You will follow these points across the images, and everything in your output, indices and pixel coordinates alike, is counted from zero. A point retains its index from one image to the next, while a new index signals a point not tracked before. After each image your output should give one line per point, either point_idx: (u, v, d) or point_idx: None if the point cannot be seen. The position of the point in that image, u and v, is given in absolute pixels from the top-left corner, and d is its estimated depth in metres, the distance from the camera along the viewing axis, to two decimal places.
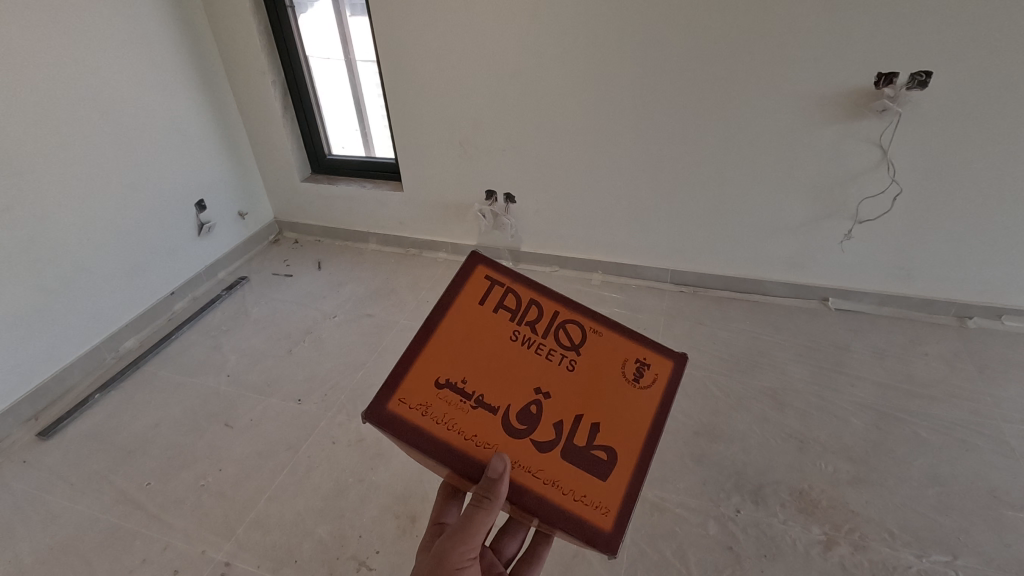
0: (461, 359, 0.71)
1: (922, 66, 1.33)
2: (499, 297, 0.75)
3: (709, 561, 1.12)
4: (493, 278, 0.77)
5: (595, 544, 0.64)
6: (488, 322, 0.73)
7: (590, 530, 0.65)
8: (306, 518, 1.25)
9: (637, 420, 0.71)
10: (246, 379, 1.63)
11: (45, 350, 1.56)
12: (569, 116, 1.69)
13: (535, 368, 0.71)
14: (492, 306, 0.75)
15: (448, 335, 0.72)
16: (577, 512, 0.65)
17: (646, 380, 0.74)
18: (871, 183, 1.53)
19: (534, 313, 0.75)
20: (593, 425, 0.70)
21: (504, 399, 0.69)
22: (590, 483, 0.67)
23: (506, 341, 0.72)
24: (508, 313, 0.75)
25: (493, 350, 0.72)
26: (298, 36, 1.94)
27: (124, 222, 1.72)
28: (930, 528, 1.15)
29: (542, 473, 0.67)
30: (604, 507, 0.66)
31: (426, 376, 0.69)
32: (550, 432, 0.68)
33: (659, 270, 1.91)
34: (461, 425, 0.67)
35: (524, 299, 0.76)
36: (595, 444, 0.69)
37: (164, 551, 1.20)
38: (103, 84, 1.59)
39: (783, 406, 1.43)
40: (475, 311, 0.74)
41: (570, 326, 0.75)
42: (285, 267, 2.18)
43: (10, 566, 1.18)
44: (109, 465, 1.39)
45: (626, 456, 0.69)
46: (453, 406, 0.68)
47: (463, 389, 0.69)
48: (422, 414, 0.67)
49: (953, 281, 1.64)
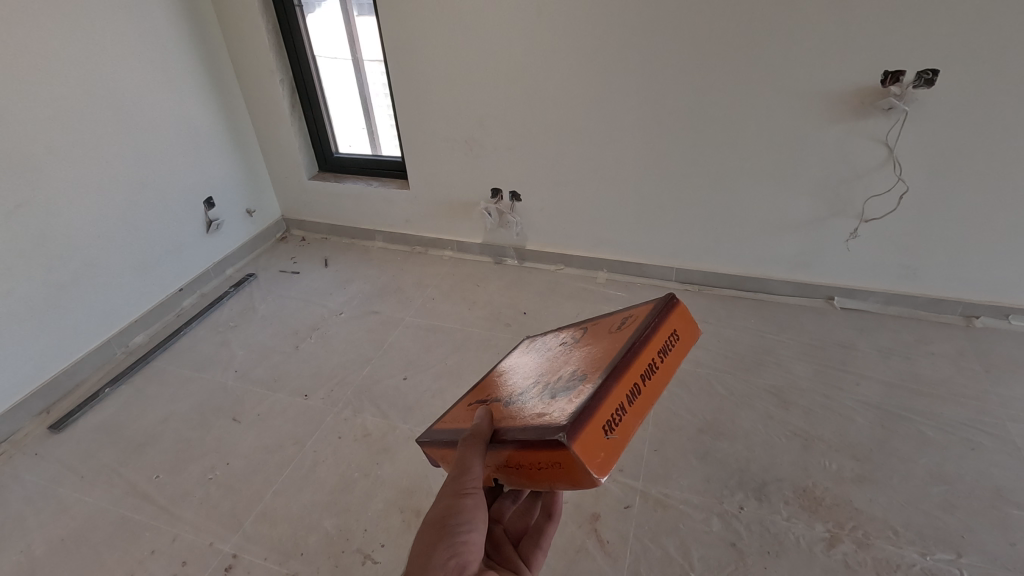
0: (491, 382, 0.78)
1: (930, 64, 1.33)
2: (533, 344, 0.85)
3: (712, 557, 1.13)
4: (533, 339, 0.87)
5: (544, 437, 0.52)
6: (516, 356, 0.81)
7: (541, 428, 0.53)
8: (313, 512, 1.26)
9: (613, 346, 0.62)
10: (254, 374, 1.65)
11: (57, 345, 1.58)
12: (575, 114, 1.69)
13: (537, 363, 0.73)
14: (522, 348, 0.84)
15: (487, 376, 0.81)
16: (534, 422, 0.56)
17: (627, 321, 0.67)
18: (877, 182, 1.53)
19: (552, 335, 0.81)
20: (572, 368, 0.64)
21: (507, 387, 0.71)
22: (555, 401, 0.58)
23: (522, 359, 0.78)
24: (534, 346, 0.81)
25: (512, 367, 0.77)
26: (306, 34, 1.96)
27: (135, 218, 1.74)
28: (935, 527, 1.15)
29: (518, 414, 0.61)
30: (560, 408, 0.55)
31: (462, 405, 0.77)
32: (535, 388, 0.65)
33: (664, 268, 1.91)
34: (467, 415, 0.71)
35: (549, 334, 0.83)
36: (569, 377, 0.62)
37: (172, 543, 1.21)
38: (114, 82, 1.61)
39: (787, 404, 1.43)
40: (510, 355, 0.83)
41: (577, 328, 0.78)
42: (292, 264, 2.19)
43: (22, 557, 1.20)
44: (118, 458, 1.41)
45: (596, 369, 0.59)
46: (471, 409, 0.72)
47: (484, 397, 0.74)
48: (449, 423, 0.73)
49: (960, 281, 1.63)
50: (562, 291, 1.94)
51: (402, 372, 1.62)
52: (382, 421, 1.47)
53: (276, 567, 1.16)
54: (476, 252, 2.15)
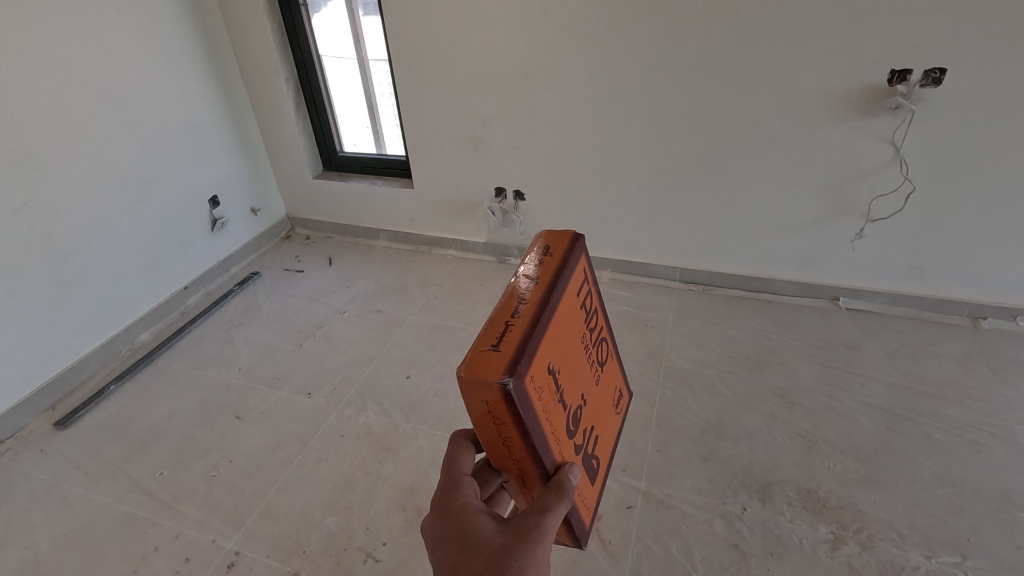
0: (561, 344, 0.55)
1: (937, 63, 1.31)
2: (584, 290, 0.62)
3: (715, 558, 1.12)
4: (585, 273, 0.63)
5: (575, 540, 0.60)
6: (576, 318, 0.60)
7: (580, 529, 0.59)
8: (315, 510, 1.26)
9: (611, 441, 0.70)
10: (257, 372, 1.65)
11: (63, 342, 1.59)
12: (579, 112, 1.69)
13: (585, 374, 0.61)
14: (579, 300, 0.61)
15: (560, 316, 0.55)
16: (580, 510, 0.59)
17: (621, 405, 0.74)
18: (883, 182, 1.52)
19: (594, 320, 0.65)
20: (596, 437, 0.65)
21: (571, 398, 0.57)
22: (588, 488, 0.61)
23: (580, 340, 0.60)
24: (585, 314, 0.62)
25: (576, 349, 0.59)
26: (311, 33, 1.96)
27: (141, 217, 1.75)
28: (941, 529, 1.14)
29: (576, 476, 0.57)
30: (589, 508, 0.62)
31: (544, 352, 0.50)
32: (583, 437, 0.60)
33: (668, 267, 1.90)
34: (554, 418, 0.52)
35: (591, 300, 0.65)
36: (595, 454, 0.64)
37: (176, 540, 1.22)
38: (121, 82, 1.62)
39: (791, 405, 1.42)
40: (573, 299, 0.59)
41: (603, 343, 0.69)
42: (296, 263, 2.20)
43: (27, 553, 1.20)
44: (123, 454, 1.42)
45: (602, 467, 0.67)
46: (554, 396, 0.52)
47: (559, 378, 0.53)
48: (539, 400, 0.49)
49: (967, 281, 1.61)
50: None
51: (405, 370, 1.63)
52: (384, 419, 1.47)
53: (278, 564, 1.16)
54: (480, 251, 2.15)
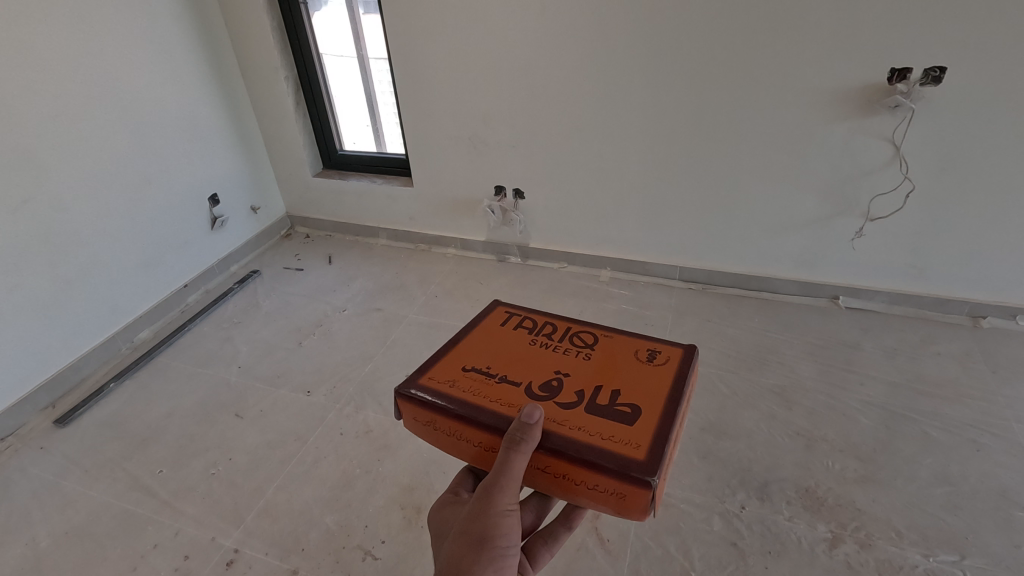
0: (484, 355, 0.77)
1: (937, 61, 1.31)
2: (518, 321, 0.83)
3: (713, 557, 1.12)
4: (512, 312, 0.86)
5: (631, 471, 0.59)
6: (509, 335, 0.81)
7: (622, 460, 0.60)
8: (314, 507, 1.26)
9: (657, 387, 0.70)
10: (256, 371, 1.65)
11: (63, 340, 1.60)
12: (580, 110, 1.68)
13: (552, 359, 0.75)
14: (510, 326, 0.83)
15: (475, 341, 0.80)
16: (606, 445, 0.62)
17: (660, 358, 0.75)
18: (883, 181, 1.52)
19: (548, 327, 0.82)
20: (612, 392, 0.69)
21: (525, 376, 0.72)
22: (616, 429, 0.64)
23: (524, 342, 0.79)
24: (525, 328, 0.82)
25: (514, 349, 0.78)
26: (310, 32, 1.96)
27: (141, 215, 1.75)
28: (939, 528, 1.14)
29: (567, 423, 0.65)
30: (635, 442, 0.62)
31: (454, 363, 0.76)
32: (572, 396, 0.69)
33: (668, 266, 1.90)
34: (486, 391, 0.70)
35: (539, 321, 0.83)
36: (619, 402, 0.68)
37: (175, 538, 1.22)
38: (121, 81, 1.62)
39: (790, 404, 1.42)
40: (496, 329, 0.82)
41: (584, 334, 0.80)
42: (296, 261, 2.20)
43: (27, 550, 1.21)
44: (122, 452, 1.42)
45: (651, 408, 0.67)
46: (478, 381, 0.72)
47: (488, 371, 0.74)
48: (452, 386, 0.71)
49: (967, 281, 1.61)
50: (565, 289, 1.93)
51: (404, 369, 1.63)
52: (384, 417, 1.47)
53: (277, 562, 1.17)
54: (480, 249, 2.15)
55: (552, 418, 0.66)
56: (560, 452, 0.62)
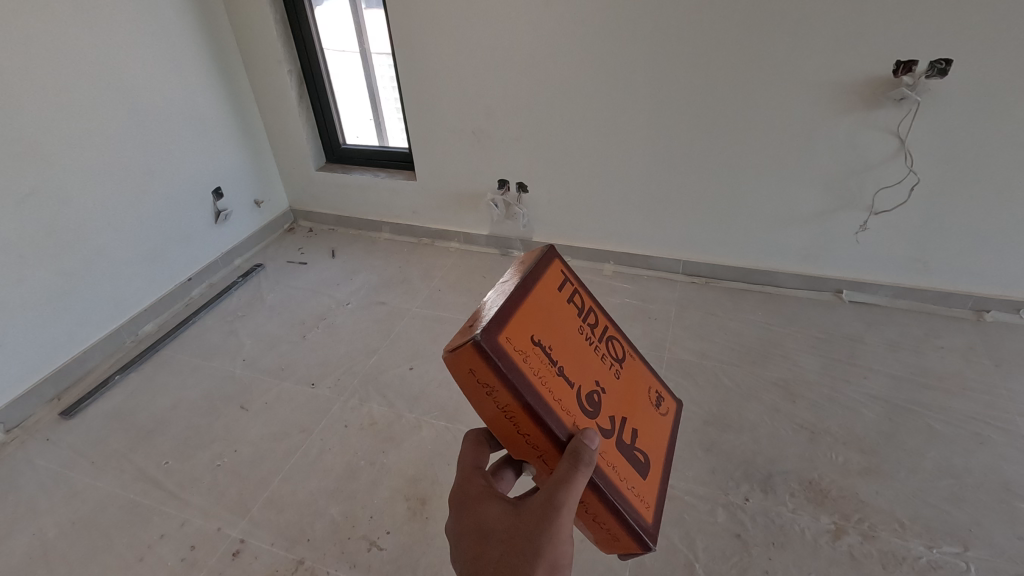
0: (546, 327, 0.60)
1: (943, 54, 1.31)
2: (570, 291, 0.68)
3: (716, 548, 1.13)
4: (566, 274, 0.69)
5: (646, 538, 0.57)
6: (564, 309, 0.64)
7: (642, 521, 0.58)
8: (320, 498, 1.27)
9: (656, 437, 0.69)
10: (261, 363, 1.66)
11: (69, 332, 1.60)
12: (584, 103, 1.68)
13: (594, 363, 0.64)
14: (565, 294, 0.66)
15: (541, 300, 0.61)
16: (634, 499, 0.58)
17: (661, 408, 0.74)
18: (888, 174, 1.52)
19: (591, 317, 0.69)
20: (633, 428, 0.65)
21: (577, 378, 0.60)
22: (636, 479, 0.61)
23: (574, 328, 0.64)
24: (575, 308, 0.67)
25: (568, 330, 0.63)
26: (313, 26, 1.95)
27: (145, 209, 1.75)
28: (943, 521, 1.14)
29: (604, 456, 0.58)
30: (647, 502, 0.60)
31: (524, 325, 0.57)
32: (607, 422, 0.61)
33: (671, 260, 1.90)
34: (552, 385, 0.55)
35: (587, 303, 0.70)
36: (636, 445, 0.64)
37: (181, 528, 1.23)
38: (124, 74, 1.62)
39: (794, 397, 1.43)
40: (555, 292, 0.65)
41: (614, 342, 0.72)
42: (299, 255, 2.20)
43: (34, 540, 1.22)
44: (128, 444, 1.43)
45: (654, 465, 0.66)
46: (545, 365, 0.56)
47: (550, 356, 0.58)
48: (525, 361, 0.54)
49: (971, 275, 1.61)
50: None
51: (408, 362, 1.63)
52: (388, 410, 1.48)
53: (283, 552, 1.17)
54: (482, 244, 2.16)
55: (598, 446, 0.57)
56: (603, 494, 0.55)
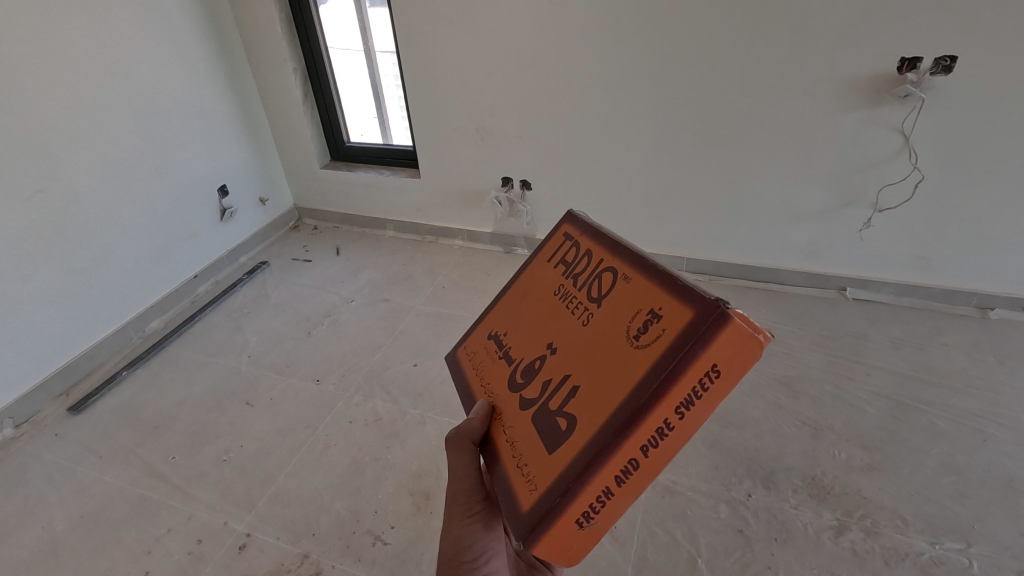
0: (510, 316, 0.74)
1: (948, 51, 1.31)
2: (566, 250, 0.72)
3: (719, 544, 1.13)
4: (569, 232, 0.73)
5: (512, 518, 0.58)
6: (547, 276, 0.72)
7: (516, 502, 0.59)
8: (325, 493, 1.28)
9: (612, 390, 0.53)
10: (266, 360, 1.67)
11: (77, 328, 1.62)
12: (588, 100, 1.68)
13: (553, 325, 0.66)
14: (556, 260, 0.73)
15: (518, 289, 0.76)
16: (514, 476, 0.61)
17: (646, 338, 0.53)
18: (892, 172, 1.51)
19: (584, 262, 0.67)
20: (571, 390, 0.58)
21: (520, 353, 0.69)
22: (539, 453, 0.59)
23: (547, 295, 0.70)
24: (563, 267, 0.70)
25: (534, 303, 0.71)
26: (318, 25, 1.96)
27: (150, 206, 1.76)
28: (946, 517, 1.14)
29: (512, 432, 0.64)
30: (534, 484, 0.57)
31: (485, 330, 0.78)
32: (536, 391, 0.63)
33: (675, 258, 1.90)
34: (484, 373, 0.73)
35: (583, 248, 0.69)
36: (561, 413, 0.58)
37: (188, 522, 1.24)
38: (130, 72, 1.63)
39: (797, 394, 1.43)
40: (543, 265, 0.74)
41: (609, 273, 0.63)
42: (304, 253, 2.21)
43: (44, 533, 1.23)
44: (135, 439, 1.44)
45: (582, 434, 0.54)
46: (488, 357, 0.74)
47: (501, 342, 0.73)
48: (469, 360, 0.77)
49: (976, 272, 1.61)
50: None
51: (412, 358, 1.64)
52: (393, 406, 1.49)
53: (289, 546, 1.18)
54: (486, 241, 2.16)
55: (506, 422, 0.66)
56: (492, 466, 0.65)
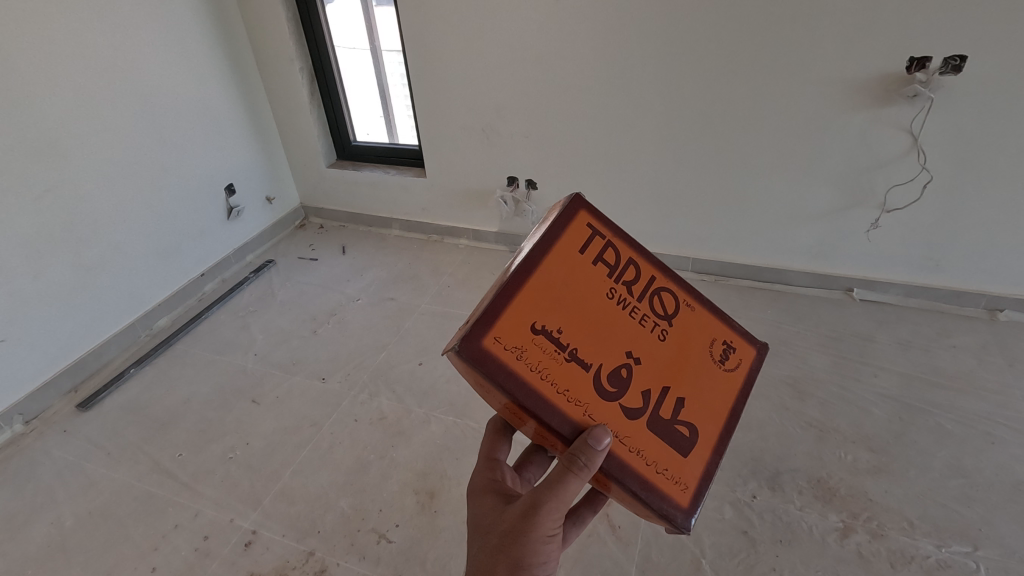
0: (558, 304, 0.61)
1: (957, 50, 1.29)
2: (601, 249, 0.66)
3: (724, 545, 1.13)
4: (595, 227, 0.67)
5: (675, 520, 0.60)
6: (589, 270, 0.64)
7: (669, 504, 0.60)
8: (331, 491, 1.29)
9: (717, 400, 0.67)
10: (272, 358, 1.68)
11: (85, 326, 1.63)
12: (593, 100, 1.68)
13: (629, 330, 0.64)
14: (592, 256, 0.65)
15: (553, 274, 0.62)
16: (658, 483, 0.60)
17: (730, 363, 0.70)
18: (901, 172, 1.50)
19: (632, 274, 0.67)
20: (679, 399, 0.64)
21: (599, 357, 0.61)
22: (670, 456, 0.62)
23: (601, 295, 0.64)
24: (606, 269, 0.66)
25: (591, 299, 0.63)
26: (325, 24, 1.97)
27: (159, 205, 1.78)
28: (952, 520, 1.14)
29: (629, 441, 0.60)
30: (683, 483, 0.62)
31: (522, 317, 0.59)
32: (640, 399, 0.62)
33: (680, 258, 1.90)
34: (555, 375, 0.58)
35: (622, 257, 0.67)
36: (680, 418, 0.64)
37: (195, 519, 1.25)
38: (139, 72, 1.65)
39: (802, 395, 1.42)
40: (575, 254, 0.64)
41: (664, 295, 0.69)
42: (310, 251, 2.23)
43: (53, 529, 1.24)
44: (143, 436, 1.46)
45: (707, 435, 0.65)
46: (548, 355, 0.59)
47: (560, 339, 0.60)
48: (517, 356, 0.58)
49: (985, 273, 1.60)
50: None
51: (417, 357, 1.64)
52: (398, 404, 1.49)
53: (294, 543, 1.19)
54: (491, 241, 2.17)
55: (617, 430, 0.60)
56: (613, 477, 0.59)
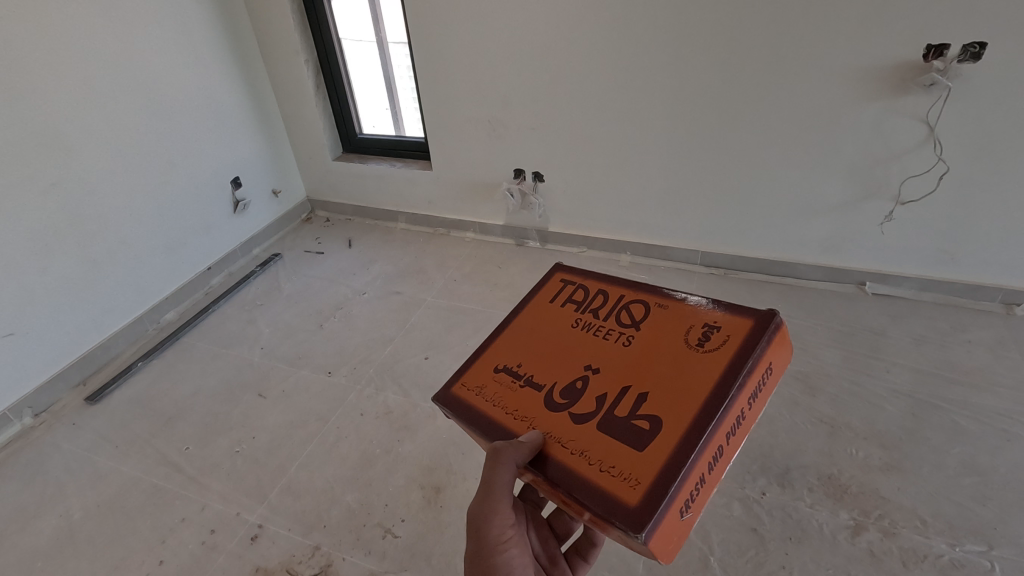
0: (521, 348, 0.73)
1: (977, 37, 1.25)
2: (570, 293, 0.80)
3: (732, 542, 1.12)
4: (568, 280, 0.82)
5: (616, 518, 0.52)
6: (556, 313, 0.77)
7: (612, 502, 0.54)
8: (337, 485, 1.29)
9: (692, 386, 0.61)
10: (278, 352, 1.68)
11: (93, 319, 1.64)
12: (601, 91, 1.66)
13: (590, 348, 0.70)
14: (560, 301, 0.79)
15: (522, 326, 0.77)
16: (600, 482, 0.56)
17: (712, 343, 0.65)
18: (916, 162, 1.47)
19: (600, 300, 0.77)
20: (639, 395, 0.62)
21: (552, 377, 0.68)
22: (621, 453, 0.57)
23: (565, 326, 0.74)
24: (575, 306, 0.77)
25: (555, 331, 0.74)
26: (331, 16, 1.96)
27: (164, 197, 1.77)
28: (967, 519, 1.11)
29: (573, 445, 0.60)
30: (634, 479, 0.55)
31: (487, 366, 0.73)
32: (592, 404, 0.63)
33: (689, 251, 1.88)
34: (505, 401, 0.67)
35: (592, 291, 0.79)
36: (638, 414, 0.60)
37: (201, 512, 1.25)
38: (144, 64, 1.64)
39: (814, 391, 1.40)
40: (546, 306, 0.79)
41: (635, 306, 0.74)
42: (316, 245, 2.22)
43: (61, 521, 1.25)
44: (150, 429, 1.46)
45: (674, 423, 0.58)
46: (504, 386, 0.69)
47: (517, 371, 0.71)
48: (478, 393, 0.70)
49: (1002, 266, 1.56)
50: None
51: (423, 352, 1.63)
52: (403, 399, 1.49)
53: (300, 537, 1.19)
54: (498, 234, 2.15)
55: (561, 436, 0.61)
56: (552, 481, 0.58)
